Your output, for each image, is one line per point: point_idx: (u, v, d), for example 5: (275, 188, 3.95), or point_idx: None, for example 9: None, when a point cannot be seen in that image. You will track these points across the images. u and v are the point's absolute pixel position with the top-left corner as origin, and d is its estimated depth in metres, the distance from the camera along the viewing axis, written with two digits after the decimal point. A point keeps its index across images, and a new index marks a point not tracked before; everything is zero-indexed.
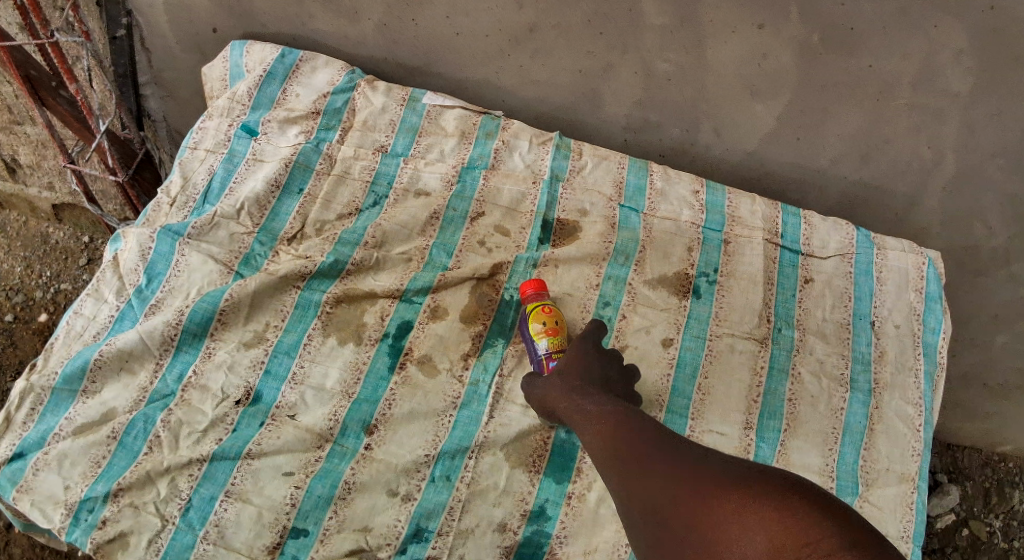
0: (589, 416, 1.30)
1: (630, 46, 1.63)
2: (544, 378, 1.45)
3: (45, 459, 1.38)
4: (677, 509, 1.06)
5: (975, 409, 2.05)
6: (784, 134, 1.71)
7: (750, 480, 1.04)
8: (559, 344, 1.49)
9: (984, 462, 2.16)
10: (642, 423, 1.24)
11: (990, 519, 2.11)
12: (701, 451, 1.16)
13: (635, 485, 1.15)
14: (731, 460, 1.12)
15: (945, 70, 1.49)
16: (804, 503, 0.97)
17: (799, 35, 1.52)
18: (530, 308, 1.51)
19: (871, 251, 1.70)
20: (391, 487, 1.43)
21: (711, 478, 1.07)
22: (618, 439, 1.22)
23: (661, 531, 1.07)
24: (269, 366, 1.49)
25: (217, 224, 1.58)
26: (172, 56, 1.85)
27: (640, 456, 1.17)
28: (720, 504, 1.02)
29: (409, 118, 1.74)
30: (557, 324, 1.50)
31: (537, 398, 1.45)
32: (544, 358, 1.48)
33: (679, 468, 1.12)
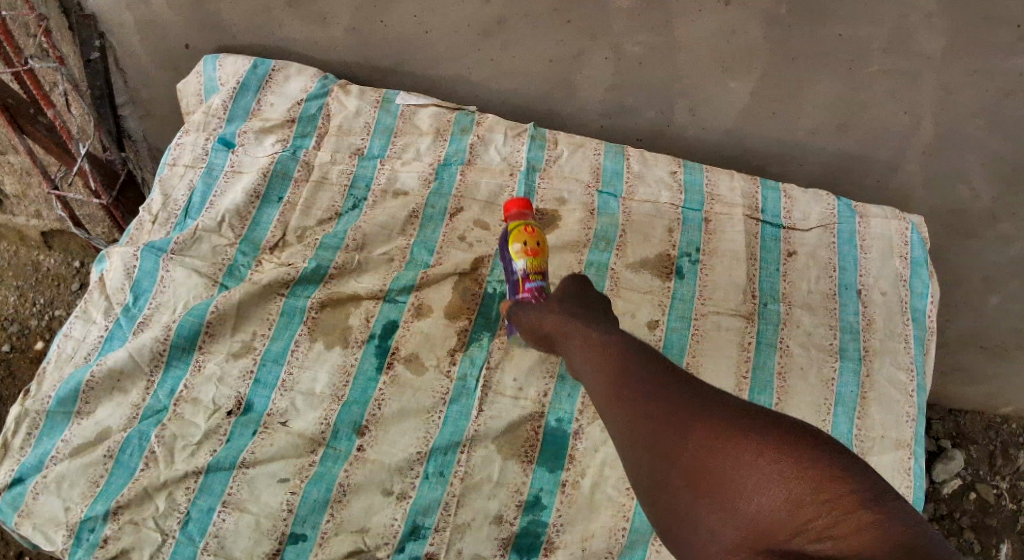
0: (587, 354, 1.21)
1: (600, 31, 1.64)
2: (538, 309, 1.36)
3: (44, 482, 1.39)
4: (691, 464, 1.01)
5: (975, 371, 2.08)
6: (760, 109, 1.71)
7: (767, 431, 1.00)
8: (538, 265, 1.45)
9: (987, 424, 2.21)
10: (642, 359, 1.15)
11: (996, 482, 2.15)
12: (708, 389, 1.09)
13: (639, 431, 1.06)
14: (743, 402, 1.06)
15: (917, 30, 1.50)
16: (825, 461, 0.94)
17: (767, 6, 1.53)
18: (512, 226, 1.48)
19: (852, 219, 1.71)
20: (385, 487, 1.44)
21: (725, 427, 1.01)
22: (618, 379, 1.12)
23: (673, 488, 1.03)
24: (259, 375, 1.50)
25: (200, 238, 1.60)
26: (147, 74, 1.88)
27: (642, 397, 1.08)
28: (738, 461, 0.98)
29: (383, 119, 1.75)
30: (539, 245, 1.46)
31: (523, 326, 1.38)
32: (521, 278, 1.45)
33: (690, 416, 1.04)
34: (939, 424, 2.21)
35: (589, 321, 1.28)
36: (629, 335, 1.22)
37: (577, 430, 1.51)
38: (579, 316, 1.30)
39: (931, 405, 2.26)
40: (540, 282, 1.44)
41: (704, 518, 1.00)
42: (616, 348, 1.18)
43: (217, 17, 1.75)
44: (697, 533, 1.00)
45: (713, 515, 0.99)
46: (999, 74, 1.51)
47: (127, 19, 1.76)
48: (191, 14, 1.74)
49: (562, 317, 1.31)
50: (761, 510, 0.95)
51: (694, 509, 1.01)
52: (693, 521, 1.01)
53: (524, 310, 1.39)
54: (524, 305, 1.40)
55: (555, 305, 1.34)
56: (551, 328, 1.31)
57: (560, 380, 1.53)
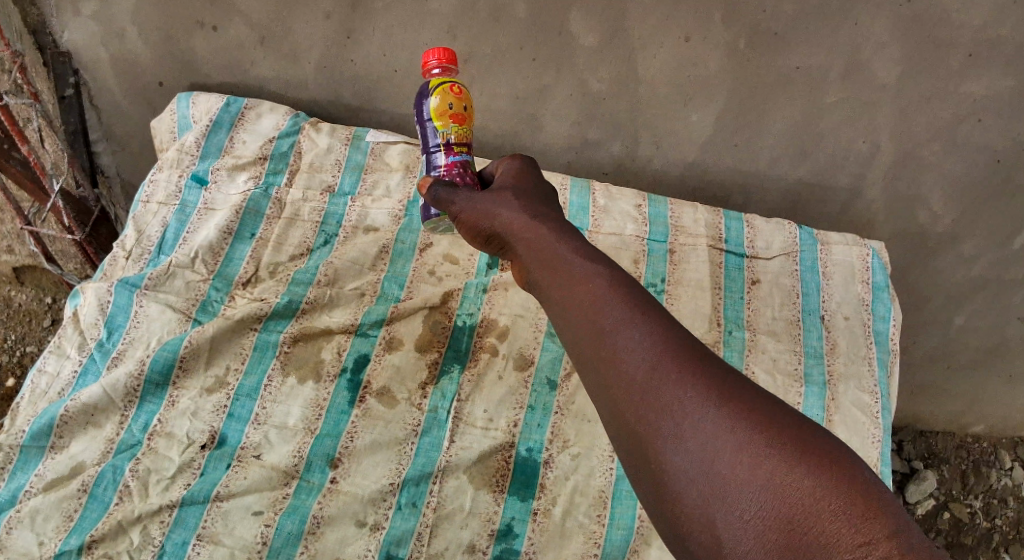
0: (578, 296, 1.05)
1: (564, 65, 1.69)
2: (486, 201, 1.21)
3: (18, 516, 1.38)
4: (697, 451, 0.89)
5: (943, 390, 2.13)
6: (722, 141, 1.76)
7: (791, 438, 0.89)
8: (463, 135, 1.30)
9: (959, 443, 2.25)
10: (652, 316, 1.01)
11: (970, 500, 2.19)
12: (726, 368, 0.97)
13: (644, 406, 0.94)
14: (764, 396, 0.94)
15: (871, 61, 1.57)
16: (855, 488, 0.84)
17: (726, 39, 1.59)
18: (435, 83, 1.28)
19: (814, 247, 1.76)
20: (359, 518, 1.45)
21: (747, 422, 0.90)
22: (622, 340, 0.99)
23: (673, 473, 0.90)
24: (232, 410, 1.51)
25: (173, 273, 1.61)
26: (120, 110, 1.91)
27: (654, 366, 0.96)
28: (758, 464, 0.87)
29: (354, 156, 1.80)
30: (465, 109, 1.29)
31: (465, 221, 1.22)
32: (442, 151, 1.29)
33: (707, 400, 0.92)
34: (910, 445, 2.25)
35: (565, 239, 1.14)
36: (630, 278, 1.07)
37: (547, 459, 1.54)
38: (547, 224, 1.16)
39: (902, 427, 2.28)
40: (464, 156, 1.30)
41: (703, 515, 0.87)
42: (619, 297, 1.03)
43: (189, 55, 1.79)
44: (691, 529, 0.88)
45: (715, 514, 0.87)
46: (949, 101, 1.59)
47: (102, 57, 1.80)
48: (164, 53, 1.79)
49: (524, 217, 1.17)
50: (775, 522, 0.84)
51: (692, 501, 0.88)
52: (689, 515, 0.88)
53: (463, 199, 1.22)
54: (455, 189, 1.23)
55: (512, 203, 1.20)
56: (509, 231, 1.18)
57: (530, 410, 1.57)
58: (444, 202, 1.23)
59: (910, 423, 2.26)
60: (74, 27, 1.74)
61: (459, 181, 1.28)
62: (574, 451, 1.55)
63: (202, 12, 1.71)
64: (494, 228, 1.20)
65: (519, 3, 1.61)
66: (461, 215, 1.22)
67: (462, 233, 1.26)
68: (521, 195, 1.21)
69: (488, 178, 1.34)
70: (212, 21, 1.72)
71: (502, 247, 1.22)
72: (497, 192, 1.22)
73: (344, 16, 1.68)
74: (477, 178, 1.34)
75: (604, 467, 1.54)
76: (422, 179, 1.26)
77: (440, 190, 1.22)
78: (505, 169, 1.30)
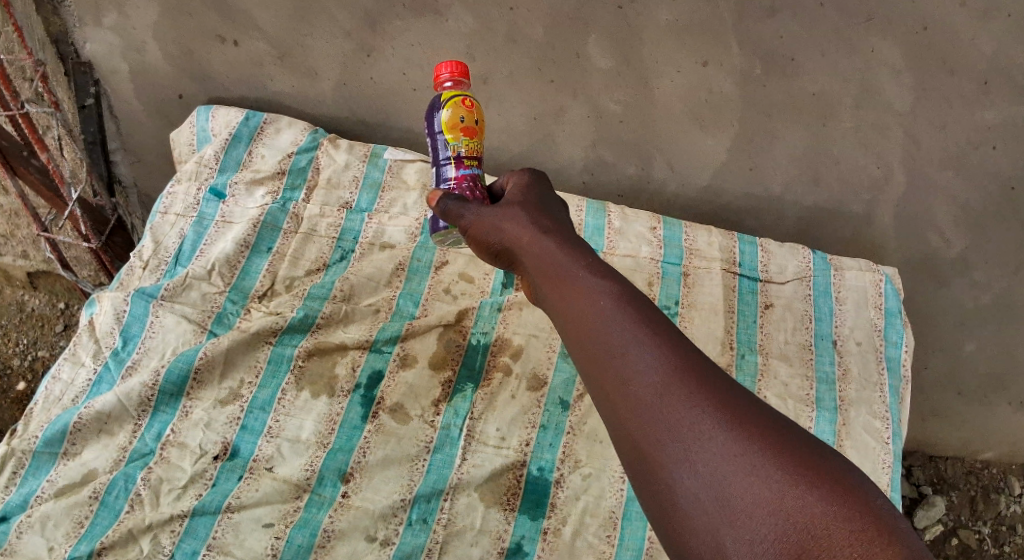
0: (584, 311, 1.04)
1: (580, 88, 1.70)
2: (493, 215, 1.20)
3: (28, 521, 1.39)
4: (704, 471, 0.87)
5: (953, 419, 2.13)
6: (735, 166, 1.77)
7: (801, 462, 0.86)
8: (474, 148, 1.28)
9: (968, 470, 2.24)
10: (659, 333, 0.99)
11: (978, 527, 2.19)
12: (735, 387, 0.95)
13: (650, 425, 0.92)
14: (773, 416, 0.92)
15: (885, 87, 1.59)
16: (868, 513, 0.82)
17: (742, 65, 1.61)
18: (447, 95, 1.27)
19: (827, 271, 1.76)
20: (369, 533, 1.45)
21: (756, 444, 0.88)
22: (629, 357, 0.97)
23: (680, 495, 0.88)
24: (245, 422, 1.52)
25: (189, 285, 1.63)
26: (138, 121, 1.94)
27: (660, 384, 0.94)
28: (768, 487, 0.84)
29: (372, 173, 1.82)
30: (475, 123, 1.27)
31: (473, 234, 1.22)
32: (452, 165, 1.28)
33: (715, 420, 0.90)
34: (919, 470, 2.24)
35: (572, 252, 1.12)
36: (638, 292, 1.05)
37: (558, 479, 1.54)
38: (554, 237, 1.15)
39: (912, 452, 2.27)
40: (474, 169, 1.28)
41: (711, 540, 0.84)
42: (626, 313, 1.01)
43: (209, 69, 1.81)
44: (697, 554, 0.85)
45: (723, 538, 0.84)
46: (964, 128, 1.60)
47: (122, 69, 1.82)
48: (184, 67, 1.81)
49: (531, 230, 1.17)
50: (784, 548, 0.81)
51: (700, 525, 0.86)
52: (697, 539, 0.85)
53: (472, 212, 1.22)
54: (465, 203, 1.23)
55: (520, 216, 1.19)
56: (516, 244, 1.17)
57: (542, 429, 1.58)
58: (453, 215, 1.23)
59: (920, 447, 2.25)
60: (95, 39, 1.77)
61: (469, 196, 1.26)
62: (585, 471, 1.55)
63: (220, 26, 1.72)
64: (502, 241, 1.19)
65: (535, 26, 1.63)
66: (469, 228, 1.22)
67: (470, 245, 1.26)
68: (528, 207, 1.21)
69: (498, 192, 1.32)
70: (233, 35, 1.74)
71: (510, 260, 1.22)
72: (505, 205, 1.21)
73: (362, 35, 1.70)
74: (487, 192, 1.32)
75: (615, 488, 1.54)
76: (431, 193, 1.25)
77: (450, 202, 1.22)
78: (513, 182, 1.29)
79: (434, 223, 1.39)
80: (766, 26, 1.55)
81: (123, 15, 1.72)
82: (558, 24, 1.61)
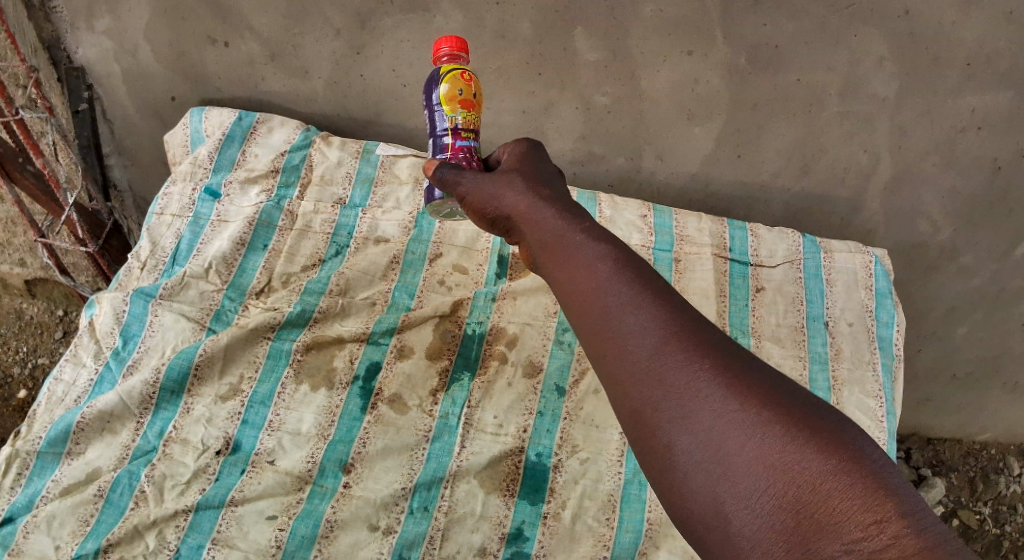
0: (583, 281, 1.07)
1: (569, 82, 1.73)
2: (490, 184, 1.23)
3: (35, 521, 1.41)
4: (701, 429, 0.90)
5: (948, 402, 2.22)
6: (724, 153, 1.79)
7: (799, 419, 0.89)
8: (471, 121, 1.32)
9: (967, 451, 2.36)
10: (657, 299, 1.02)
11: (979, 507, 2.29)
12: (733, 349, 0.97)
13: (649, 389, 0.95)
14: (773, 376, 0.95)
15: (869, 77, 1.60)
16: (865, 468, 0.84)
17: (727, 56, 1.62)
18: (446, 69, 1.30)
19: (818, 254, 1.79)
20: (371, 522, 1.48)
21: (752, 402, 0.90)
22: (628, 324, 1.00)
23: (678, 456, 0.91)
24: (246, 417, 1.55)
25: (188, 284, 1.65)
26: (132, 125, 1.98)
27: (657, 348, 0.97)
28: (765, 443, 0.87)
29: (364, 169, 1.85)
30: (473, 96, 1.31)
31: (470, 203, 1.24)
32: (449, 136, 1.31)
33: (712, 382, 0.93)
34: (919, 453, 2.34)
35: (570, 222, 1.15)
36: (635, 259, 1.08)
37: (556, 464, 1.57)
38: (552, 205, 1.18)
39: (911, 436, 2.37)
40: (471, 141, 1.32)
41: (709, 497, 0.88)
42: (624, 280, 1.04)
43: (203, 71, 1.84)
44: (695, 511, 0.89)
45: (721, 496, 0.87)
46: (947, 114, 1.61)
47: (115, 74, 1.86)
48: (176, 70, 1.84)
49: (529, 198, 1.19)
50: (780, 502, 0.84)
51: (698, 485, 0.89)
52: (695, 498, 0.89)
53: (469, 181, 1.24)
54: (461, 170, 1.25)
55: (517, 184, 1.22)
56: (516, 215, 1.20)
57: (539, 415, 1.61)
58: (450, 183, 1.25)
59: (917, 431, 2.36)
60: (89, 43, 1.79)
61: (465, 166, 1.30)
62: (582, 456, 1.59)
63: (213, 28, 1.74)
64: (501, 211, 1.22)
65: (522, 21, 1.64)
66: (467, 196, 1.24)
67: (468, 215, 1.28)
68: (526, 177, 1.23)
69: (493, 164, 1.34)
70: (224, 37, 1.76)
71: (509, 229, 1.24)
72: (503, 175, 1.23)
73: (353, 34, 1.71)
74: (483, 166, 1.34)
75: (613, 471, 1.58)
76: (427, 161, 1.27)
77: (447, 170, 1.25)
78: (510, 153, 1.30)
79: (430, 193, 1.39)
80: (750, 17, 1.55)
81: (115, 17, 1.74)
82: (547, 18, 1.63)
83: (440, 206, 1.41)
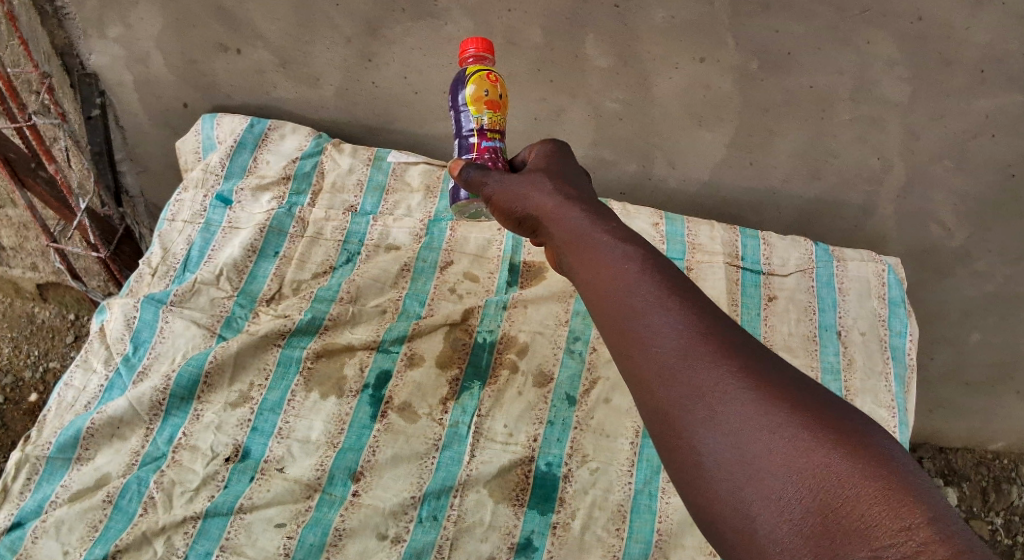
0: (609, 280, 1.07)
1: (579, 89, 1.73)
2: (517, 185, 1.22)
3: (43, 526, 1.40)
4: (729, 432, 0.90)
5: (964, 408, 2.21)
6: (735, 159, 1.79)
7: (828, 423, 0.88)
8: (497, 122, 1.32)
9: (978, 461, 2.35)
10: (685, 301, 1.02)
11: (991, 518, 2.30)
12: (761, 351, 0.97)
13: (675, 389, 0.95)
14: (801, 380, 0.94)
15: (881, 79, 1.58)
16: (894, 472, 0.83)
17: (737, 61, 1.61)
18: (472, 70, 1.32)
19: (830, 263, 1.78)
20: (380, 531, 1.47)
21: (780, 404, 0.90)
22: (655, 324, 1.00)
23: (705, 457, 0.91)
24: (256, 424, 1.54)
25: (198, 290, 1.65)
26: (143, 131, 1.99)
27: (683, 349, 0.97)
28: (793, 447, 0.87)
29: (375, 177, 1.86)
30: (500, 97, 1.32)
31: (496, 204, 1.24)
32: (475, 137, 1.32)
33: (740, 384, 0.92)
34: (930, 462, 2.34)
35: (598, 224, 1.15)
36: (662, 261, 1.08)
37: (566, 473, 1.56)
38: (579, 206, 1.17)
39: (922, 444, 2.38)
40: (496, 142, 1.32)
41: (735, 499, 0.87)
42: (651, 281, 1.04)
43: (213, 77, 1.84)
44: (721, 512, 0.88)
45: (747, 498, 0.87)
46: (959, 117, 1.60)
47: (126, 80, 1.87)
48: (187, 77, 1.85)
49: (555, 199, 1.19)
50: (807, 505, 0.84)
51: (724, 486, 0.88)
52: (720, 499, 0.88)
53: (495, 182, 1.23)
54: (487, 171, 1.25)
55: (544, 184, 1.21)
56: (542, 214, 1.20)
57: (549, 425, 1.60)
58: (475, 184, 1.24)
59: (929, 440, 2.36)
60: (99, 50, 1.80)
61: (490, 165, 1.29)
62: (593, 465, 1.58)
63: (223, 35, 1.75)
64: (527, 211, 1.21)
65: (533, 28, 1.64)
66: (493, 197, 1.24)
67: (494, 215, 1.27)
68: (552, 177, 1.23)
69: (519, 165, 1.33)
70: (234, 44, 1.76)
71: (535, 229, 1.23)
72: (529, 175, 1.23)
73: (363, 40, 1.71)
74: (508, 166, 1.33)
75: (623, 481, 1.57)
76: (453, 162, 1.26)
77: (473, 170, 1.24)
78: (537, 153, 1.29)
79: (455, 193, 1.42)
80: (761, 23, 1.54)
81: (126, 25, 1.74)
82: (556, 25, 1.62)
83: (466, 206, 1.44)
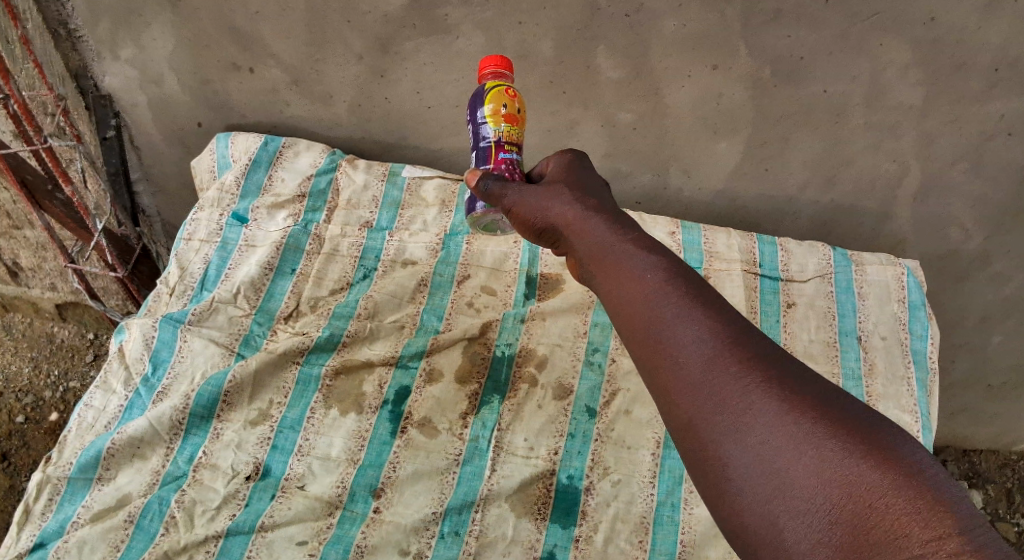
0: (633, 290, 1.06)
1: (592, 101, 1.73)
2: (537, 196, 1.22)
3: (65, 547, 1.39)
4: (756, 443, 0.89)
5: (988, 411, 2.18)
6: (750, 167, 1.78)
7: (856, 432, 0.87)
8: (514, 135, 1.32)
9: (1003, 462, 2.34)
10: (709, 310, 1.01)
11: (1017, 520, 2.27)
12: (787, 360, 0.96)
13: (699, 400, 0.94)
14: (827, 388, 0.93)
15: (895, 85, 1.56)
16: (924, 482, 0.81)
17: (750, 70, 1.60)
18: (489, 87, 1.32)
19: (849, 268, 1.77)
20: (402, 547, 1.46)
21: (807, 414, 0.89)
22: (679, 333, 1.00)
23: (731, 469, 0.90)
24: (276, 442, 1.54)
25: (216, 309, 1.66)
26: (159, 151, 2.01)
27: (708, 358, 0.96)
28: (822, 458, 0.85)
29: (390, 192, 1.86)
30: (517, 112, 1.32)
31: (517, 215, 1.23)
32: (492, 147, 1.31)
33: (766, 394, 0.91)
34: (954, 465, 2.33)
35: (620, 233, 1.14)
36: (685, 270, 1.07)
37: (588, 486, 1.55)
38: (601, 217, 1.17)
39: (945, 448, 2.37)
40: (514, 154, 1.32)
41: (763, 512, 0.86)
42: (674, 290, 1.04)
43: (227, 98, 1.86)
44: (749, 525, 0.87)
45: (775, 511, 0.86)
46: (974, 120, 1.57)
47: (142, 103, 1.89)
48: (201, 97, 1.86)
49: (577, 209, 1.18)
50: (836, 516, 0.83)
51: (752, 499, 0.87)
52: (748, 512, 0.87)
53: (514, 193, 1.23)
54: (506, 183, 1.24)
55: (564, 195, 1.21)
56: (564, 226, 1.19)
57: (570, 438, 1.59)
58: (495, 196, 1.24)
59: (952, 443, 2.35)
60: (114, 72, 1.82)
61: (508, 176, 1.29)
62: (614, 478, 1.56)
63: (236, 55, 1.76)
64: (548, 222, 1.21)
65: (544, 41, 1.63)
66: (512, 208, 1.23)
67: (513, 226, 1.27)
68: (572, 187, 1.22)
69: (536, 177, 1.34)
70: (247, 64, 1.77)
71: (557, 240, 1.23)
72: (550, 186, 1.22)
73: (375, 58, 1.72)
74: (525, 177, 1.34)
75: (645, 493, 1.55)
76: (471, 172, 1.25)
77: (491, 182, 1.23)
78: (555, 165, 1.29)
79: (472, 203, 1.42)
80: (772, 31, 1.53)
81: (139, 48, 1.76)
82: (567, 37, 1.62)
83: (480, 217, 1.45)
